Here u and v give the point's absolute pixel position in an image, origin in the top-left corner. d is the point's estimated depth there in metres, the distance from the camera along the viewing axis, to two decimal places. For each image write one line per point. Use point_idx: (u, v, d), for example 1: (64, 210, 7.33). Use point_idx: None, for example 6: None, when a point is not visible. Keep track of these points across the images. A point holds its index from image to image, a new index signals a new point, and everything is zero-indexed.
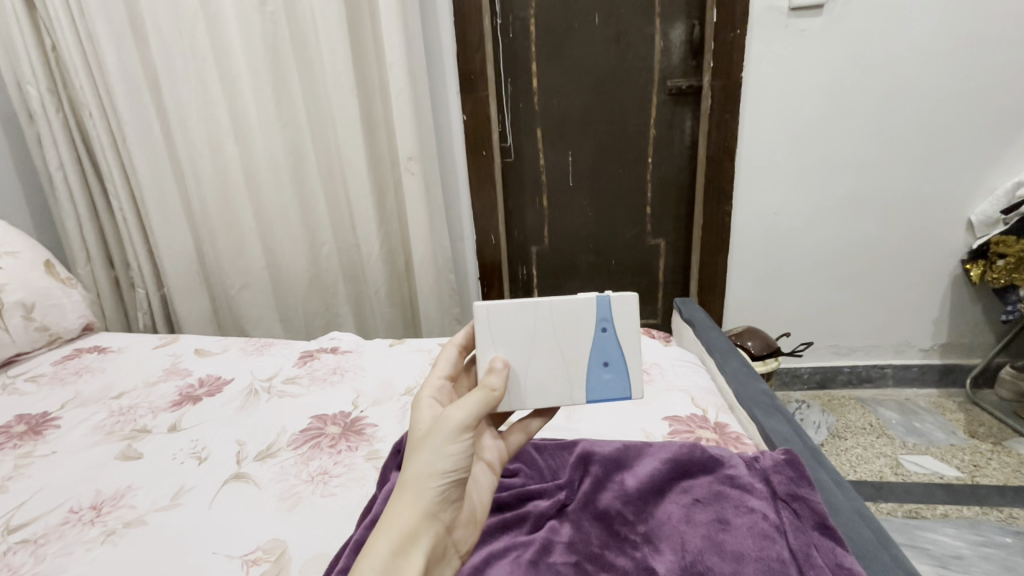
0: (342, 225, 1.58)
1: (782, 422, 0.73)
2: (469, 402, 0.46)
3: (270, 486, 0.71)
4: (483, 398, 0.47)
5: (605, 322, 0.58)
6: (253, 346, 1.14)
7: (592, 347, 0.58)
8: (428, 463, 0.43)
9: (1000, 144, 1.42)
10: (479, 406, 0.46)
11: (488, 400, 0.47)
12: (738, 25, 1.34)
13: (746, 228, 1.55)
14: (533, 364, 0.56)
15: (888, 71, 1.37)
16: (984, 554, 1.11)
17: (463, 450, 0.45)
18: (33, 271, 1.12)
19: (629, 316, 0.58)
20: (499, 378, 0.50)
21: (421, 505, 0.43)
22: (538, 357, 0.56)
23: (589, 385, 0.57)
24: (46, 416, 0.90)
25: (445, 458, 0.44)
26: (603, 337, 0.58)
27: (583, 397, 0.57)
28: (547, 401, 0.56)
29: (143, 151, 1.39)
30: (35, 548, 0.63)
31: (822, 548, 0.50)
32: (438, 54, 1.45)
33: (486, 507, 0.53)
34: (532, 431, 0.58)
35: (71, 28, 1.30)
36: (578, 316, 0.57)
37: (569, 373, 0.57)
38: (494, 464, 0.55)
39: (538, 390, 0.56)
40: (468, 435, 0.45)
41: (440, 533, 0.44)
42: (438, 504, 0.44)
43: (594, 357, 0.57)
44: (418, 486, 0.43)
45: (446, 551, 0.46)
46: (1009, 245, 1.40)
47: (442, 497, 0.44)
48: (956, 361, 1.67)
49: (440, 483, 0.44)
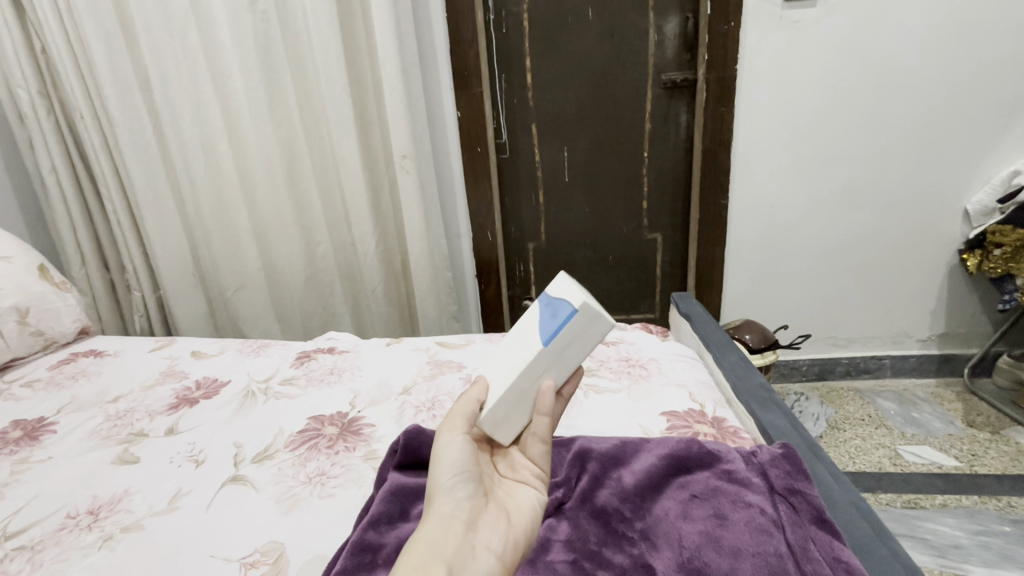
0: (338, 224, 1.57)
1: (779, 415, 0.72)
2: (448, 418, 0.56)
3: (267, 488, 0.70)
4: (462, 402, 0.57)
5: (542, 296, 0.62)
6: (249, 347, 1.13)
7: (536, 311, 0.60)
8: (435, 468, 0.52)
9: (996, 134, 1.41)
10: (455, 420, 0.55)
11: (466, 399, 0.57)
12: (732, 17, 1.33)
13: (742, 221, 1.55)
14: (502, 362, 0.60)
15: (883, 62, 1.36)
16: (982, 543, 1.12)
17: (461, 446, 0.53)
18: (26, 276, 1.11)
19: (556, 279, 0.61)
20: (478, 384, 0.59)
21: (438, 506, 0.49)
22: (505, 356, 0.61)
23: (542, 332, 0.56)
24: (43, 422, 0.90)
25: (445, 458, 0.52)
26: (542, 305, 0.60)
27: (539, 342, 0.55)
28: (514, 371, 0.56)
29: (135, 152, 1.38)
30: (32, 555, 0.62)
31: (819, 541, 0.51)
32: (431, 50, 1.43)
33: (523, 512, 0.54)
34: (541, 434, 0.58)
35: (60, 29, 1.29)
36: (526, 314, 0.64)
37: (527, 344, 0.58)
38: (523, 479, 0.57)
39: (507, 371, 0.57)
40: (458, 433, 0.54)
41: (463, 527, 0.48)
42: (453, 501, 0.50)
43: (541, 314, 0.59)
44: (432, 491, 0.51)
45: (479, 550, 0.47)
46: (1006, 233, 1.40)
47: (454, 494, 0.50)
48: (954, 350, 1.67)
49: (449, 478, 0.51)
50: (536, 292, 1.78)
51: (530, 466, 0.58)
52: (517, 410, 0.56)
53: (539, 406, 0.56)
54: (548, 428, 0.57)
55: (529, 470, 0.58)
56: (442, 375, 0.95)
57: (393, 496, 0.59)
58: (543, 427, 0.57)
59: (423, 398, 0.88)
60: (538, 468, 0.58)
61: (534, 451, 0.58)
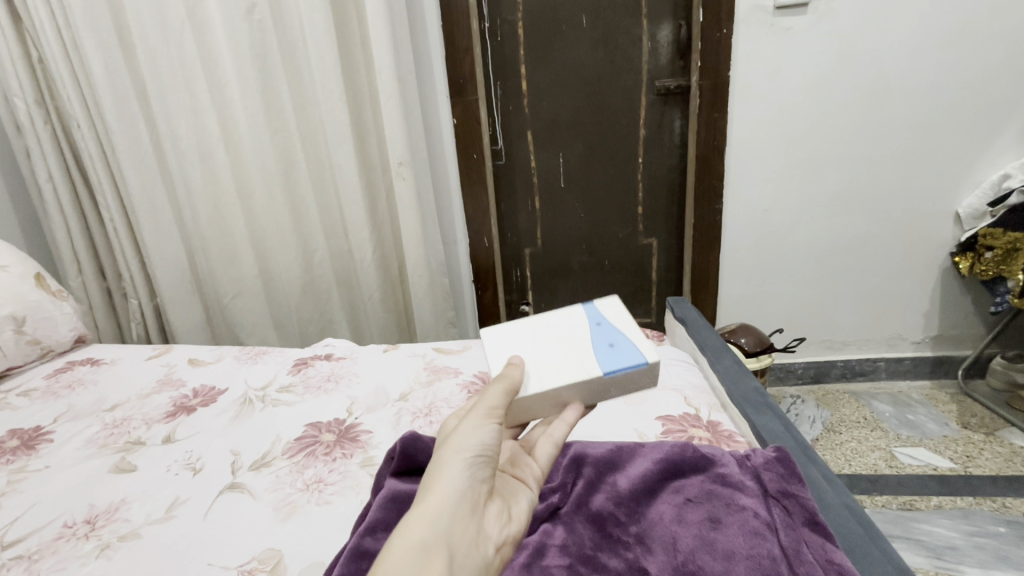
0: (334, 231, 1.58)
1: (773, 420, 0.73)
2: (494, 396, 0.53)
3: (266, 496, 0.71)
4: (508, 390, 0.55)
5: (600, 319, 0.68)
6: (247, 354, 1.13)
7: (592, 337, 0.65)
8: (456, 442, 0.48)
9: (987, 137, 1.43)
10: (500, 397, 0.53)
11: (507, 388, 0.54)
12: (724, 25, 1.36)
13: (736, 226, 1.56)
14: (543, 358, 0.63)
15: (873, 67, 1.38)
16: (978, 544, 1.12)
17: (492, 432, 0.50)
18: (23, 284, 1.12)
19: (618, 312, 0.68)
20: (517, 369, 0.57)
21: (451, 483, 0.45)
22: (546, 354, 0.63)
23: (603, 362, 0.61)
24: (40, 431, 0.90)
25: (474, 438, 0.49)
26: (599, 327, 0.66)
27: (599, 369, 0.59)
28: (564, 376, 0.59)
29: (131, 160, 1.38)
30: (30, 564, 0.63)
31: (813, 545, 0.51)
32: (426, 57, 1.45)
33: (522, 509, 0.52)
34: (558, 437, 0.60)
35: (56, 38, 1.29)
36: (575, 321, 0.68)
37: (581, 361, 0.61)
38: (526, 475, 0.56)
39: (552, 374, 0.60)
40: (492, 420, 0.51)
41: (470, 511, 0.46)
42: (467, 482, 0.47)
43: (597, 339, 0.64)
44: (443, 461, 0.47)
45: (481, 538, 0.46)
46: (995, 237, 1.41)
47: (470, 476, 0.47)
48: (948, 353, 1.68)
49: (468, 455, 0.48)
50: (534, 297, 1.79)
51: (533, 465, 0.58)
52: (545, 408, 0.61)
53: (564, 415, 0.61)
54: (566, 432, 0.60)
55: (531, 469, 0.58)
56: (439, 381, 0.96)
57: (390, 502, 0.59)
58: (560, 430, 0.60)
59: (420, 404, 0.89)
60: (542, 467, 0.58)
61: (540, 449, 0.59)
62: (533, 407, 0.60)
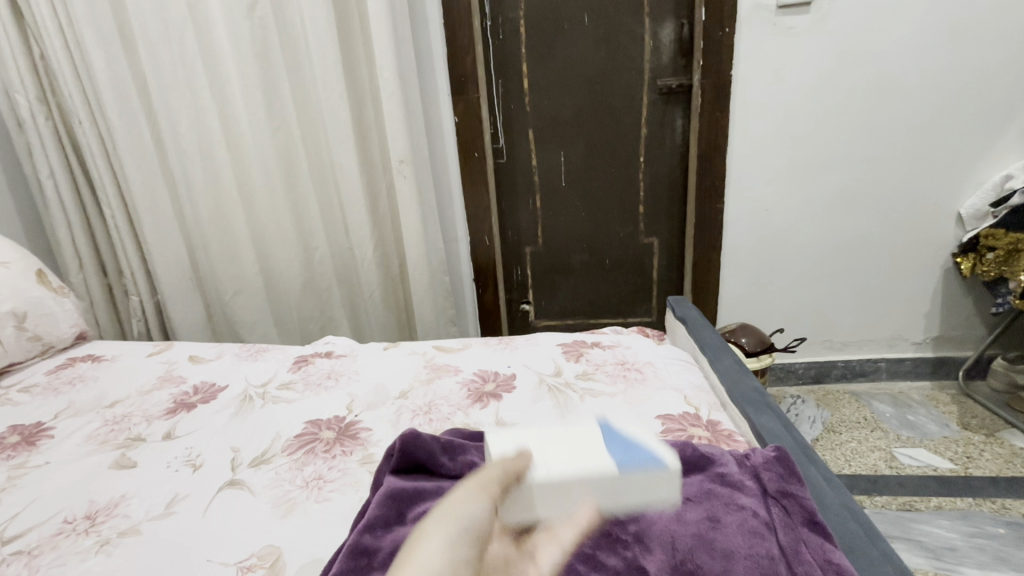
0: (336, 229, 1.58)
1: (773, 419, 0.73)
2: (487, 472, 0.48)
3: (265, 492, 0.71)
4: (507, 471, 0.49)
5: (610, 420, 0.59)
6: (247, 351, 1.13)
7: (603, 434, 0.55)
8: (441, 512, 0.44)
9: (990, 138, 1.43)
10: (495, 470, 0.48)
11: (506, 468, 0.49)
12: (726, 24, 1.36)
13: (738, 226, 1.56)
14: (547, 447, 0.53)
15: (876, 67, 1.37)
16: (978, 545, 1.12)
17: (480, 507, 0.45)
18: (24, 280, 1.12)
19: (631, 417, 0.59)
20: (524, 459, 0.50)
21: (424, 557, 0.40)
22: (550, 443, 0.53)
23: (617, 459, 0.51)
24: (40, 427, 0.90)
25: (458, 512, 0.44)
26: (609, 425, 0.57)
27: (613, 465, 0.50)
28: (573, 466, 0.50)
29: (133, 157, 1.38)
30: (30, 560, 0.63)
31: (811, 544, 0.51)
32: (427, 54, 1.44)
33: None
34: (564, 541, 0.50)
35: (58, 34, 1.30)
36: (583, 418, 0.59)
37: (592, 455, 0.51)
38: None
39: (558, 463, 0.50)
40: (483, 494, 0.46)
41: None
42: (446, 563, 0.40)
43: (609, 436, 0.54)
44: (424, 532, 0.42)
45: None
46: (998, 237, 1.40)
47: (450, 555, 0.41)
48: (949, 354, 1.68)
49: (451, 529, 0.43)
50: (534, 295, 1.79)
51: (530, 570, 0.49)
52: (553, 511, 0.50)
53: (574, 517, 0.50)
54: (574, 536, 0.51)
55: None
56: (439, 379, 0.96)
57: (390, 500, 0.59)
58: (568, 533, 0.51)
59: (420, 402, 0.89)
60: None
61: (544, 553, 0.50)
62: (538, 510, 0.49)
